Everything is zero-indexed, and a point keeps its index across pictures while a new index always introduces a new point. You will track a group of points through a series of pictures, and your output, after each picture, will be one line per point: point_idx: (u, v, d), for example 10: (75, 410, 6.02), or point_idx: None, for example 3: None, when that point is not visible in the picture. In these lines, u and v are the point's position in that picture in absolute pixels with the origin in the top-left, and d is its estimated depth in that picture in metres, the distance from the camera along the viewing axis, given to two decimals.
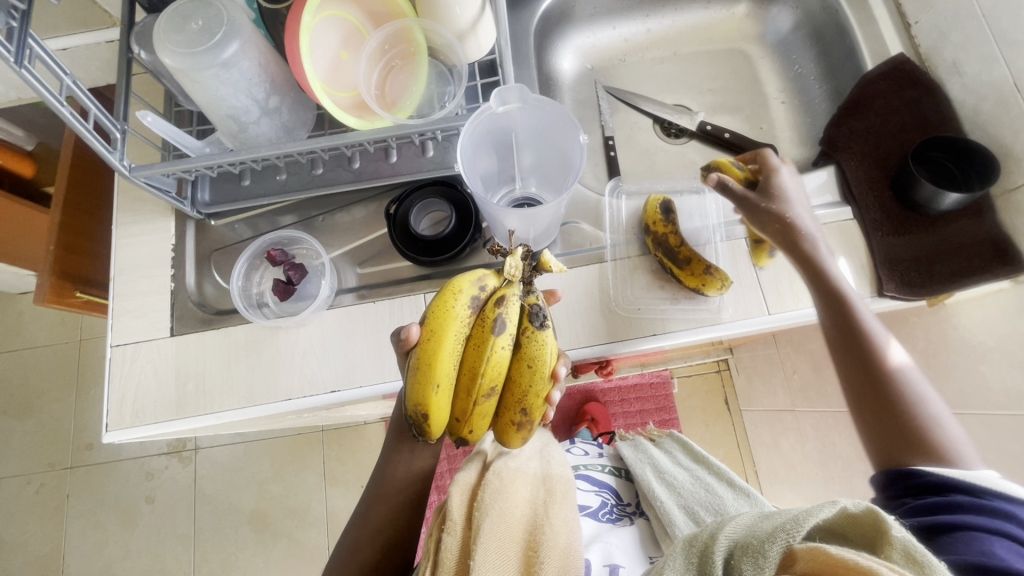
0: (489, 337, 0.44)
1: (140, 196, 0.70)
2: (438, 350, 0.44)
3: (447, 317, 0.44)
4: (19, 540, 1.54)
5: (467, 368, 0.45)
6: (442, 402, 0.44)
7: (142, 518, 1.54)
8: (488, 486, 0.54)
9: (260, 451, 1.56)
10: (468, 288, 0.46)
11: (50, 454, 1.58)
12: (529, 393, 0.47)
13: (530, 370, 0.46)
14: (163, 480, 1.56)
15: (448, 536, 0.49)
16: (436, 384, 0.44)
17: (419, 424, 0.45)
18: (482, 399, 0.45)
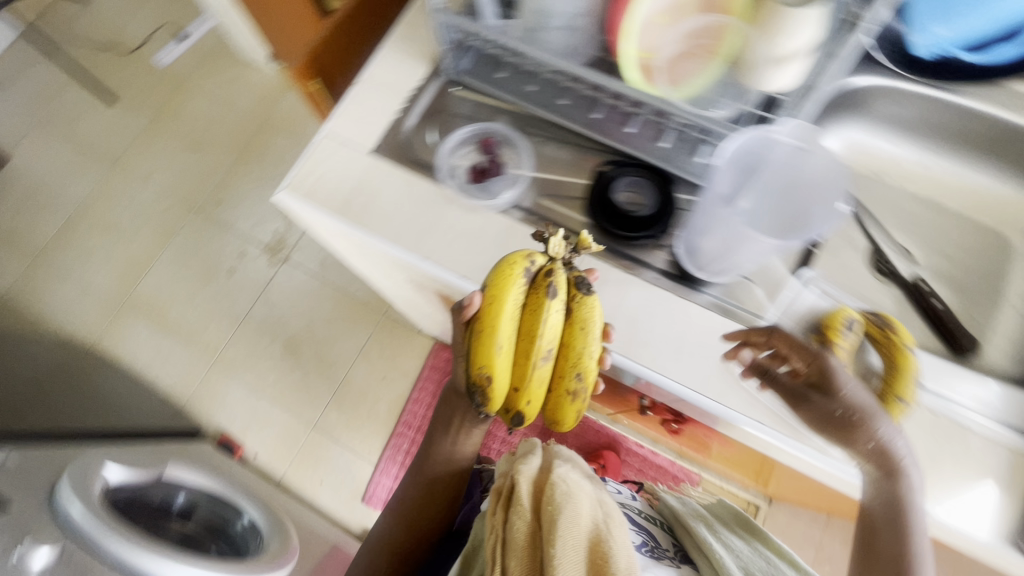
0: (545, 303, 0.52)
1: (417, 35, 0.77)
2: (499, 311, 0.51)
3: (507, 287, 0.51)
4: (131, 238, 1.79)
5: (518, 338, 0.52)
6: (502, 362, 0.52)
7: (217, 280, 1.74)
8: (559, 487, 0.58)
9: (329, 295, 1.69)
10: (521, 263, 0.54)
11: (193, 190, 1.83)
12: (578, 360, 0.53)
13: (581, 332, 0.53)
14: (249, 266, 1.74)
15: (517, 518, 0.57)
16: (497, 344, 0.51)
17: (481, 392, 0.53)
18: (537, 362, 0.52)
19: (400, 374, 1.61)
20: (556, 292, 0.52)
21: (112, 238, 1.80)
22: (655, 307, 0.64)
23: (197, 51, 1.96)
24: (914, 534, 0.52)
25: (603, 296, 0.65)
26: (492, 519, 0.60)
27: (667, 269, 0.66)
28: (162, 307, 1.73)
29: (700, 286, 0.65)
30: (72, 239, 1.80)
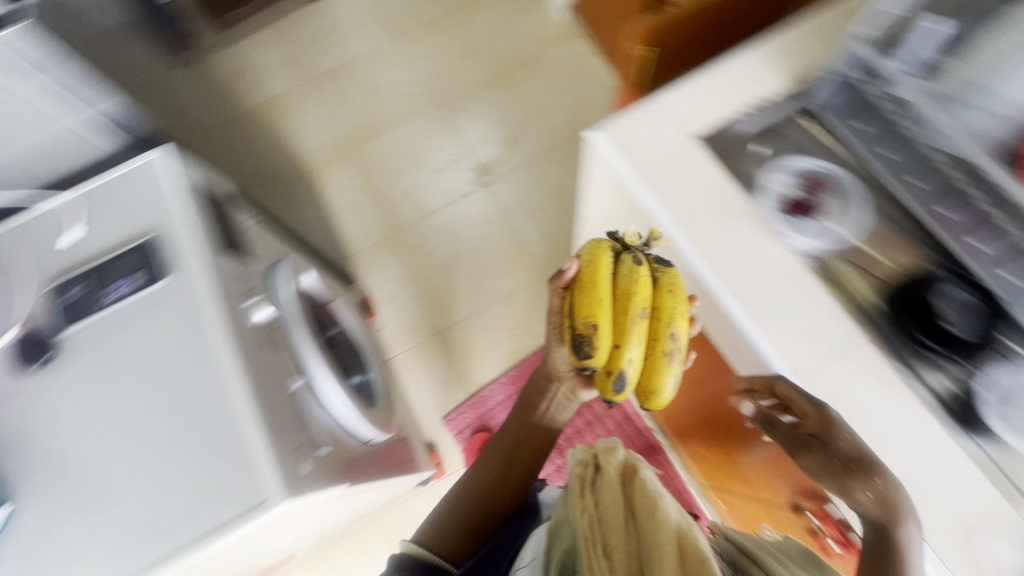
0: (637, 269, 0.64)
1: (791, 50, 0.76)
2: (601, 272, 0.63)
3: (602, 256, 0.64)
4: (379, 104, 2.00)
5: (611, 297, 0.63)
6: (605, 314, 0.62)
7: (424, 171, 1.89)
8: (648, 497, 0.63)
9: (508, 232, 1.79)
10: (609, 244, 0.67)
11: (447, 88, 2.00)
12: (669, 318, 0.63)
13: (668, 293, 0.64)
14: (456, 174, 1.88)
15: (607, 521, 0.63)
16: (599, 298, 0.62)
17: (589, 339, 0.62)
18: (635, 318, 0.62)
19: (528, 332, 1.67)
20: (637, 258, 0.64)
21: (366, 96, 2.01)
22: (914, 424, 0.61)
23: None
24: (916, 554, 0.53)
25: (862, 385, 0.62)
26: (576, 511, 0.66)
27: (946, 398, 0.61)
28: (371, 169, 1.91)
29: (975, 430, 0.60)
30: (336, 81, 2.04)
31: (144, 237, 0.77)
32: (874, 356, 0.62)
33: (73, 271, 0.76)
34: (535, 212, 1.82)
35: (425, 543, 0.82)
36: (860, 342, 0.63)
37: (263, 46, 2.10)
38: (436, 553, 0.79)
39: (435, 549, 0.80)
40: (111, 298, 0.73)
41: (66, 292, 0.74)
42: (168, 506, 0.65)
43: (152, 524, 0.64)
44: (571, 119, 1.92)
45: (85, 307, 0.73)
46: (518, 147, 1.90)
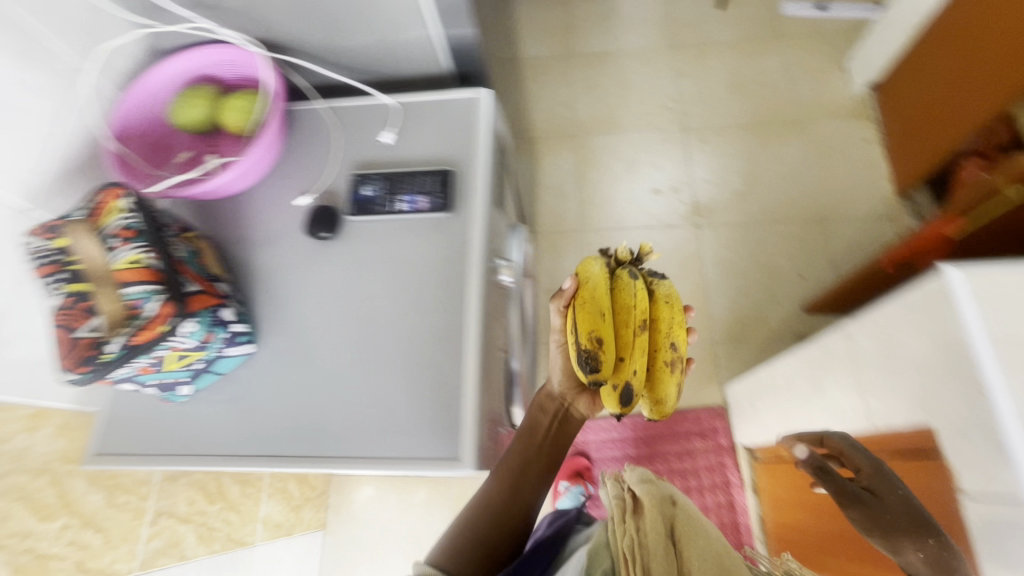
0: (626, 283, 0.67)
1: None
2: (592, 289, 0.64)
3: (593, 272, 0.66)
4: (623, 102, 1.96)
5: (611, 315, 0.64)
6: (608, 330, 0.62)
7: (639, 184, 1.83)
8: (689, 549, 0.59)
9: (695, 281, 1.69)
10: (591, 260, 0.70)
11: (697, 114, 1.91)
12: (665, 326, 0.68)
13: (665, 305, 0.69)
14: (668, 201, 1.80)
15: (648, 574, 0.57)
16: (599, 310, 0.63)
17: (593, 357, 0.61)
18: (636, 331, 0.64)
19: None
20: (636, 281, 0.68)
21: (615, 90, 1.98)
22: None
23: (814, 28, 1.96)
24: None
25: None
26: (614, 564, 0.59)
27: None
28: (589, 160, 1.89)
29: None
30: (595, 65, 2.03)
31: (444, 166, 0.80)
32: None
33: (374, 168, 0.81)
34: (730, 273, 1.69)
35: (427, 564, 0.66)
36: None
37: (543, 8, 2.14)
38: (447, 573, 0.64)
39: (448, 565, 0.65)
40: (398, 209, 0.77)
41: (363, 185, 0.79)
42: (381, 418, 0.68)
43: (361, 427, 0.68)
44: (815, 197, 1.75)
45: (375, 207, 0.78)
46: (744, 202, 1.77)
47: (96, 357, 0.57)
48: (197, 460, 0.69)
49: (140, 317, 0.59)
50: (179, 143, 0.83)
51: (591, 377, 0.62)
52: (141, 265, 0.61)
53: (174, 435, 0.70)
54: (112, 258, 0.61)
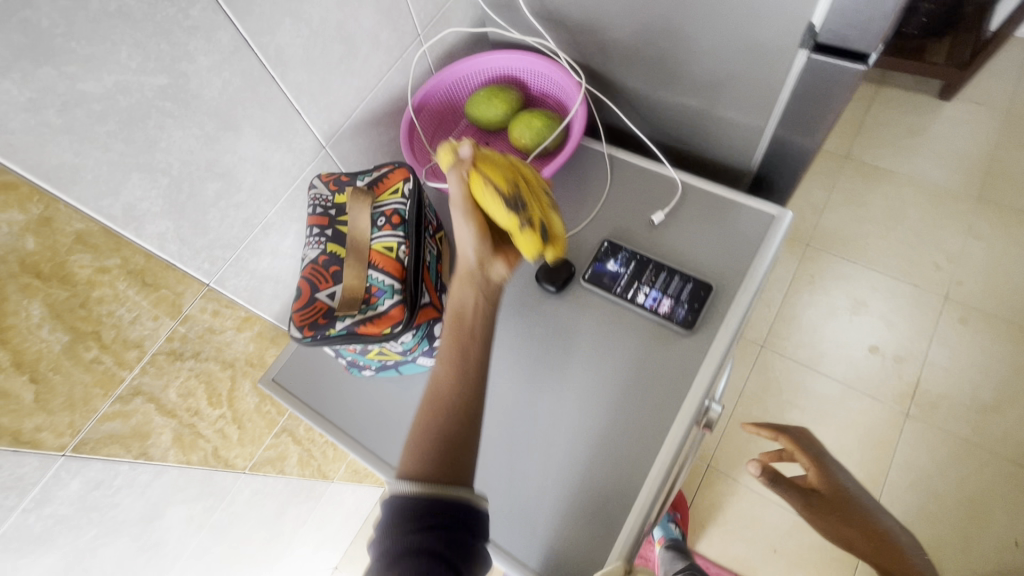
0: (499, 156, 0.58)
1: None
2: (479, 151, 0.55)
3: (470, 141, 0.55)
4: (882, 233, 1.67)
5: (506, 172, 0.55)
6: (508, 177, 0.54)
7: (857, 331, 1.55)
8: None
9: (872, 474, 1.39)
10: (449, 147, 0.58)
11: (970, 289, 1.56)
12: (532, 182, 0.59)
13: (525, 170, 0.59)
14: (884, 366, 1.50)
15: None
16: (493, 167, 0.54)
17: (518, 201, 0.53)
18: (526, 182, 0.57)
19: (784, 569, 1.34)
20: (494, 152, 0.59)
21: (878, 216, 1.69)
22: None
23: None
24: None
25: None
26: None
27: None
28: (811, 278, 1.64)
29: None
30: (869, 180, 1.74)
31: (704, 276, 0.70)
32: None
33: (627, 242, 0.74)
34: (921, 488, 1.36)
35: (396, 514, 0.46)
36: None
37: None
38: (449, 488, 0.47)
39: (443, 482, 0.47)
40: (635, 300, 0.70)
41: (610, 257, 0.73)
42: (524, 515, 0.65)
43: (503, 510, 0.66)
44: None
45: (612, 286, 0.71)
46: (984, 417, 1.41)
47: (323, 327, 0.58)
48: (346, 439, 0.69)
49: (374, 308, 0.59)
50: (464, 132, 0.86)
51: (525, 221, 0.53)
52: (394, 256, 0.62)
53: (337, 403, 0.71)
54: (373, 237, 0.63)
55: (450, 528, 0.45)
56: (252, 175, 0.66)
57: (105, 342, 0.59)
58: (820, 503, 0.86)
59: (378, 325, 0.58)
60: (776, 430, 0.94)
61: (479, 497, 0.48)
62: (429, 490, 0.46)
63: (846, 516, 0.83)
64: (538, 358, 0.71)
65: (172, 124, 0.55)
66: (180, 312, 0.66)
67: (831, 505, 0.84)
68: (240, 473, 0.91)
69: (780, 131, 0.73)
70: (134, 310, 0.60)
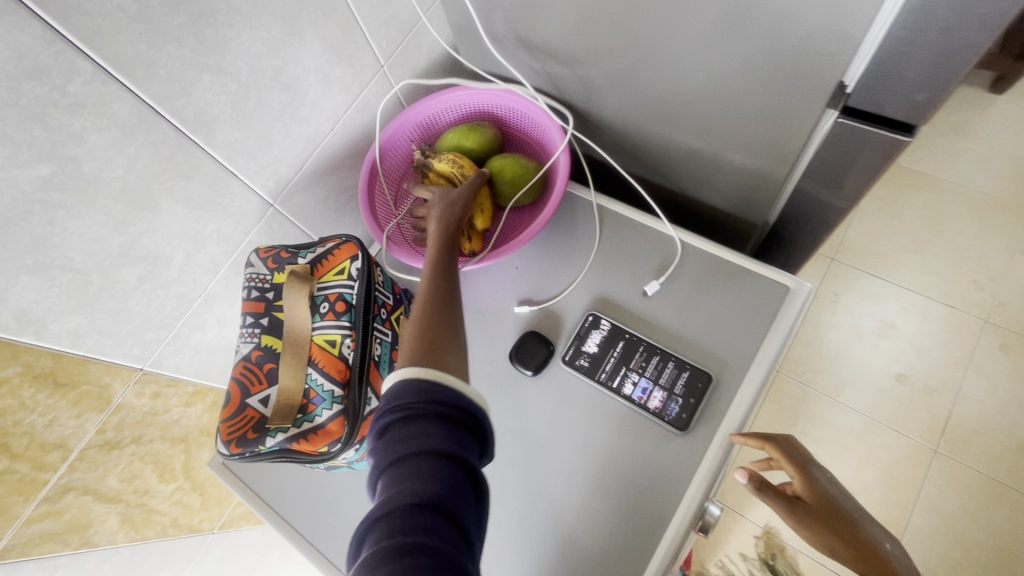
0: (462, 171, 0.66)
1: None
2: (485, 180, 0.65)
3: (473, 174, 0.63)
4: (918, 246, 1.52)
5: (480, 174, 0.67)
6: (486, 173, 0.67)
7: (883, 357, 1.42)
8: None
9: (892, 514, 1.29)
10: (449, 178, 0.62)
11: (1012, 310, 1.41)
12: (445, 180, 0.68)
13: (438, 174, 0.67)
14: (912, 396, 1.38)
15: None
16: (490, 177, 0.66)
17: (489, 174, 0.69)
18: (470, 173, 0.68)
19: None
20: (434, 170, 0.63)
21: (914, 227, 1.54)
22: None
23: None
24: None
25: None
26: None
27: None
28: (836, 297, 1.50)
29: None
30: (903, 185, 1.58)
31: (701, 362, 0.61)
32: None
33: (615, 317, 0.65)
34: (946, 535, 1.26)
35: (401, 416, 0.42)
36: None
37: None
38: (454, 379, 0.44)
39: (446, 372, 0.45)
40: (621, 391, 0.61)
41: (594, 335, 0.64)
42: None
43: None
44: None
45: (596, 370, 0.63)
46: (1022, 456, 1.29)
47: (252, 443, 0.51)
48: (297, 540, 0.62)
49: (311, 420, 0.52)
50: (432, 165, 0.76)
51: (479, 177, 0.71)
52: (337, 355, 0.54)
53: (289, 495, 0.64)
54: (314, 329, 0.55)
55: (461, 430, 0.41)
56: (181, 251, 0.58)
57: (15, 452, 0.53)
58: (809, 517, 0.68)
59: (313, 445, 0.51)
60: (765, 437, 0.70)
61: (484, 403, 0.45)
62: (441, 378, 0.43)
63: (842, 541, 0.66)
64: (511, 447, 0.63)
65: (65, 216, 0.47)
66: (109, 403, 0.59)
67: (822, 521, 0.66)
68: (207, 535, 0.86)
69: (803, 188, 0.62)
70: (48, 414, 0.54)
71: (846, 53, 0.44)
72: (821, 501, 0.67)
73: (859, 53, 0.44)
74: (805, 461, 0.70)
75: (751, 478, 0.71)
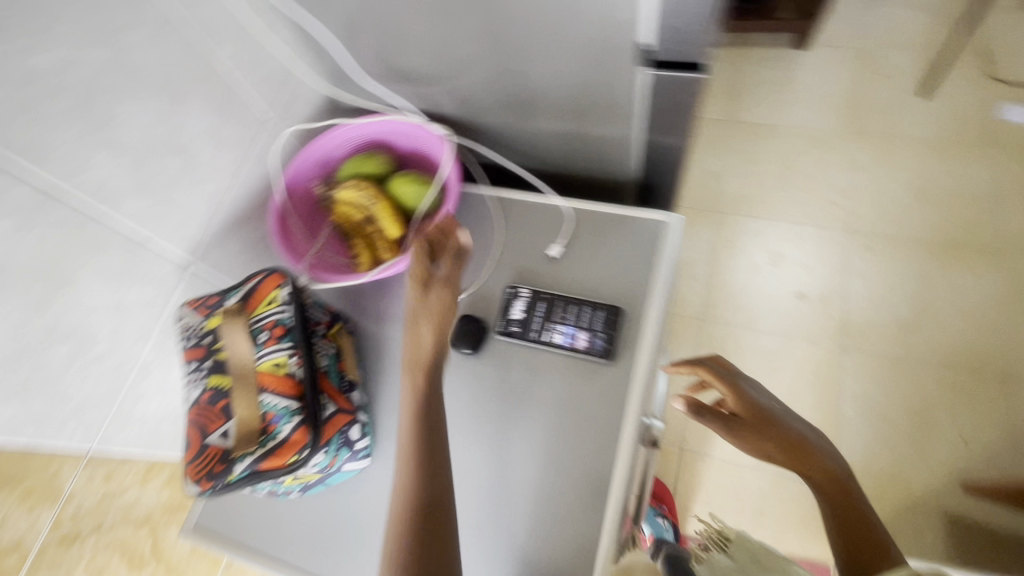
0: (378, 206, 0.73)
1: None
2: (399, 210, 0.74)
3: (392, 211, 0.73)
4: (781, 185, 1.75)
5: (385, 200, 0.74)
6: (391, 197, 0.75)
7: (781, 284, 1.62)
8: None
9: (827, 413, 1.45)
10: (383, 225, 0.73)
11: (866, 216, 1.67)
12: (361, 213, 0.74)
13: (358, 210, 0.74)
14: (813, 309, 1.57)
15: None
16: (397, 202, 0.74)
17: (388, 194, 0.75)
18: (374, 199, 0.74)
19: None
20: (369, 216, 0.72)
21: (773, 170, 1.78)
22: None
23: None
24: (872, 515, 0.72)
25: None
26: None
27: None
28: (730, 245, 1.69)
29: None
30: (754, 138, 1.83)
31: (610, 299, 0.70)
32: None
33: (529, 282, 0.74)
34: (873, 418, 1.44)
35: None
36: None
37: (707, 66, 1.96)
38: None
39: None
40: (551, 341, 0.69)
41: (516, 303, 0.72)
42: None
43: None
44: (1000, 346, 1.46)
45: (526, 331, 0.70)
46: (908, 332, 1.51)
47: (220, 474, 0.53)
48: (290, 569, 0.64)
49: (274, 437, 0.55)
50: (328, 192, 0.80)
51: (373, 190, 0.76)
52: (285, 373, 0.57)
53: (271, 531, 0.66)
54: (257, 356, 0.58)
55: None
56: (107, 324, 0.60)
57: None
58: (743, 428, 0.77)
59: (280, 457, 0.54)
60: (696, 363, 0.80)
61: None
62: None
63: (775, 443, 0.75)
64: (471, 422, 0.68)
65: None
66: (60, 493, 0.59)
67: (755, 428, 0.76)
68: None
69: (649, 137, 0.74)
70: None
71: (633, 20, 0.55)
72: (752, 410, 0.77)
73: (641, 19, 0.55)
74: (733, 380, 0.79)
75: (690, 403, 0.77)
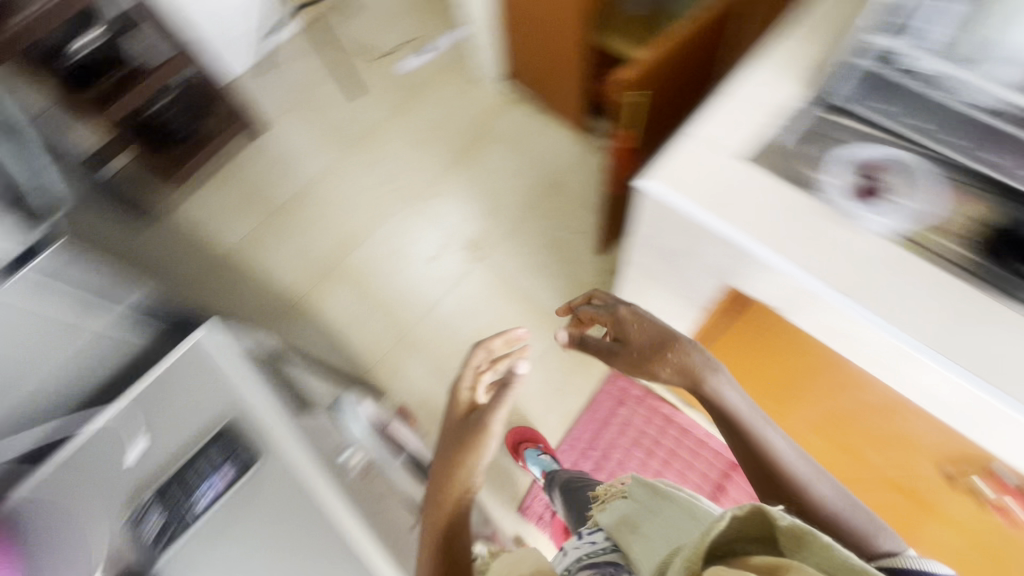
0: None
1: (792, 58, 0.79)
2: None
3: None
4: (345, 213, 2.01)
5: None
6: None
7: (413, 265, 1.88)
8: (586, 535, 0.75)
9: (516, 300, 1.79)
10: None
11: (406, 179, 2.04)
12: None
13: None
14: (443, 257, 1.88)
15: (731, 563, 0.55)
16: None
17: None
18: None
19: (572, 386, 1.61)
20: None
21: (332, 211, 2.02)
22: None
23: (432, 63, 2.25)
24: (774, 443, 0.72)
25: (1002, 346, 0.61)
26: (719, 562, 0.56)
27: None
28: (363, 279, 1.88)
29: None
30: (297, 206, 2.04)
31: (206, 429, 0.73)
32: (998, 314, 0.62)
33: (143, 495, 0.70)
34: (536, 273, 1.82)
35: None
36: (979, 302, 0.62)
37: (212, 195, 2.07)
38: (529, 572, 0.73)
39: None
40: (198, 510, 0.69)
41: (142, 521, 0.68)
42: None
43: None
44: (534, 170, 1.99)
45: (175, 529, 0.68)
46: (496, 211, 1.93)
47: None
48: None
49: None
50: None
51: None
52: None
53: None
54: None
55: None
56: None
57: None
58: (634, 354, 0.84)
59: None
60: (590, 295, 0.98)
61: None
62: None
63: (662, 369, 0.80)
64: None
65: None
66: None
67: (636, 360, 0.84)
68: None
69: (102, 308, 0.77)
70: None
71: None
72: (641, 331, 0.83)
73: None
74: (634, 312, 0.86)
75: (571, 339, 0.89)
